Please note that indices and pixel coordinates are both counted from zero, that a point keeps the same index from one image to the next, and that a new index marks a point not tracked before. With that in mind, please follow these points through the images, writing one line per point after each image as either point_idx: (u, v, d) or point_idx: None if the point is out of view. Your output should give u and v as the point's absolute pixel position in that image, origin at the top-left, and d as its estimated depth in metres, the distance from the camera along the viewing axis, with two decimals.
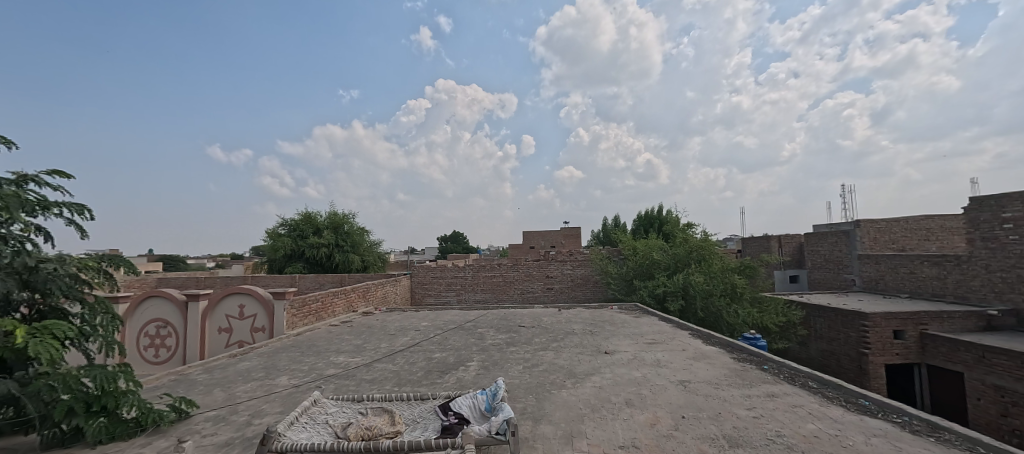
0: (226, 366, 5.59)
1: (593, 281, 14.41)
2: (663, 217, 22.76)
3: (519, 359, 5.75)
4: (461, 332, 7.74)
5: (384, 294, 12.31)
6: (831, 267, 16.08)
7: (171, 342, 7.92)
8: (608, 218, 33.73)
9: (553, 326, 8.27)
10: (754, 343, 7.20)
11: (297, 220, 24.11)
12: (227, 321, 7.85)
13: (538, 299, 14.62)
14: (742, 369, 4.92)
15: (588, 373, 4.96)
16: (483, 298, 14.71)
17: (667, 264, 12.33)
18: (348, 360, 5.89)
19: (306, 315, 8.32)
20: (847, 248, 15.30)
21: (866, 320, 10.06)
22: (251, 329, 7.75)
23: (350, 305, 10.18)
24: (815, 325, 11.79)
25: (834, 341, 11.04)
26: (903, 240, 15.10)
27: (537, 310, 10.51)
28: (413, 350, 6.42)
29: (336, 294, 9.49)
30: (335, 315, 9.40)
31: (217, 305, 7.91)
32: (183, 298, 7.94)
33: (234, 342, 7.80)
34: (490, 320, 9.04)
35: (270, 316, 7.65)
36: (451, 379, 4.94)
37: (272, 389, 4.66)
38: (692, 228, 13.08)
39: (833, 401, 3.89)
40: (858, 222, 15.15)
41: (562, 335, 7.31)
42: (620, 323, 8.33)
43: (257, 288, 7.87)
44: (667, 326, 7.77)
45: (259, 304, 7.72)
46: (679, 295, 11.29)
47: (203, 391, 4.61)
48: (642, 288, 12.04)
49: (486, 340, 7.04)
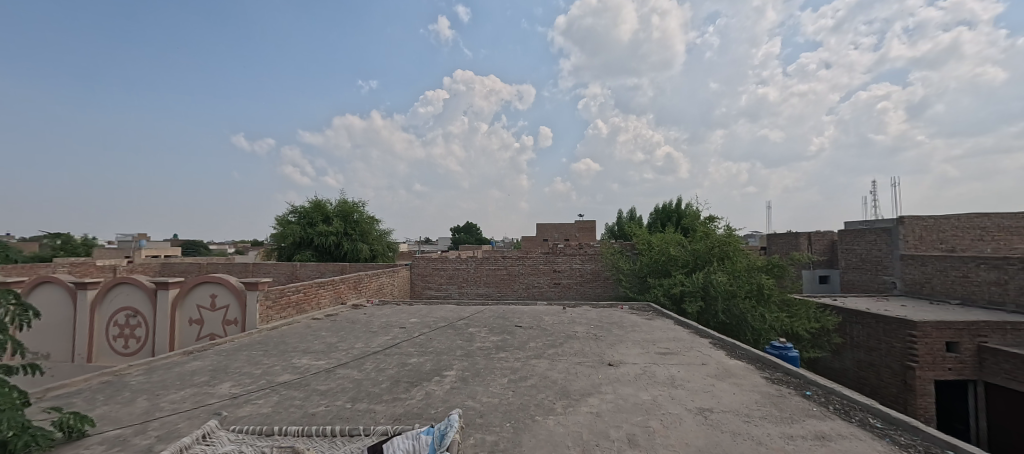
0: (172, 366, 4.94)
1: (603, 278, 13.44)
2: (682, 210, 21.48)
3: (505, 369, 4.89)
4: (449, 332, 6.92)
5: (379, 286, 11.61)
6: (867, 268, 14.63)
7: (141, 333, 7.37)
8: (625, 212, 32.62)
9: (554, 327, 7.37)
10: (784, 354, 6.23)
11: (307, 207, 23.77)
12: (199, 312, 7.24)
13: (544, 295, 13.72)
14: (779, 395, 3.96)
15: (585, 394, 4.06)
16: (486, 293, 13.90)
17: (686, 261, 11.20)
18: (310, 363, 5.12)
19: (284, 307, 7.62)
20: (888, 247, 13.83)
21: (913, 330, 8.84)
22: (223, 322, 7.11)
23: (338, 297, 9.49)
24: (851, 332, 10.57)
25: (873, 351, 9.84)
26: (953, 239, 13.54)
27: (539, 308, 9.65)
28: (388, 352, 5.60)
29: (321, 284, 8.79)
30: (320, 308, 8.71)
31: (189, 294, 7.31)
32: (151, 286, 7.34)
33: (205, 334, 7.19)
34: (486, 319, 8.19)
35: (242, 307, 7.00)
36: (418, 394, 4.08)
37: (204, 399, 3.92)
38: (714, 221, 11.88)
39: (908, 451, 2.91)
40: (901, 219, 13.65)
41: (562, 339, 6.40)
42: (630, 327, 7.37)
43: (229, 277, 7.20)
44: (683, 332, 6.78)
45: (231, 294, 7.06)
46: (698, 296, 10.21)
47: (125, 400, 3.93)
48: (657, 287, 10.98)
49: (475, 342, 6.20)
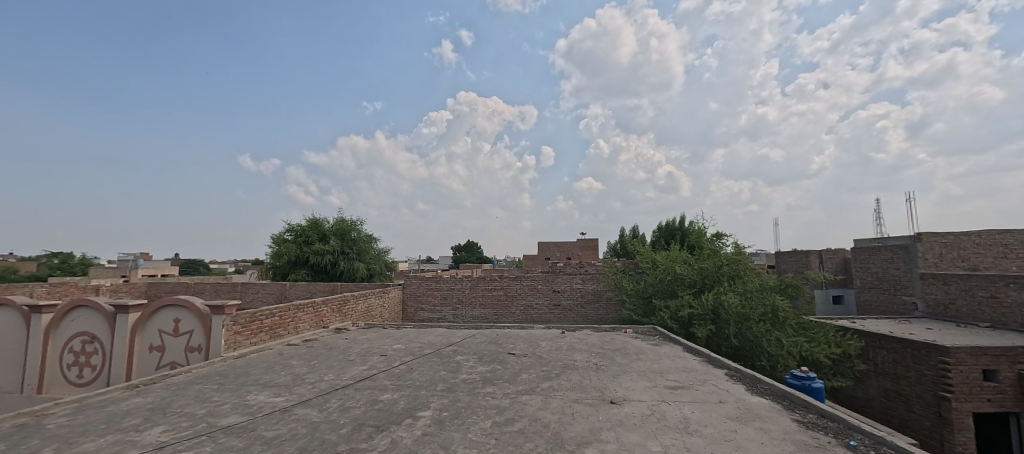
0: (105, 405, 4.28)
1: (606, 299, 12.72)
2: (686, 228, 20.90)
3: (490, 408, 4.20)
4: (434, 361, 6.24)
5: (367, 308, 10.93)
6: (884, 288, 13.84)
7: (97, 361, 6.74)
8: (628, 230, 32.10)
9: (551, 355, 6.67)
10: (808, 384, 5.58)
11: (303, 226, 23.29)
12: (160, 338, 6.59)
13: (543, 317, 12.99)
14: (818, 447, 3.26)
15: (581, 443, 3.36)
16: (482, 315, 13.17)
17: (694, 281, 10.50)
18: (267, 400, 4.45)
19: (255, 333, 6.96)
20: (906, 265, 13.09)
21: (945, 356, 8.06)
22: (186, 349, 6.46)
23: (320, 321, 8.83)
24: (876, 358, 9.77)
25: (901, 379, 9.03)
26: (974, 257, 12.83)
27: (536, 332, 8.95)
28: (359, 387, 4.92)
29: (300, 307, 8.14)
30: (298, 333, 8.04)
31: (150, 319, 6.67)
32: (110, 310, 6.72)
33: (166, 363, 6.53)
34: (477, 345, 7.51)
35: (207, 333, 6.35)
36: (381, 444, 3.40)
37: (124, 450, 3.26)
38: (722, 238, 11.27)
39: None
40: (919, 236, 12.97)
41: (558, 370, 5.69)
42: (635, 354, 6.67)
43: (195, 299, 6.58)
44: (694, 361, 6.07)
45: (196, 319, 6.42)
46: (708, 319, 9.47)
47: (27, 450, 3.26)
48: (663, 309, 10.23)
49: (461, 374, 5.52)
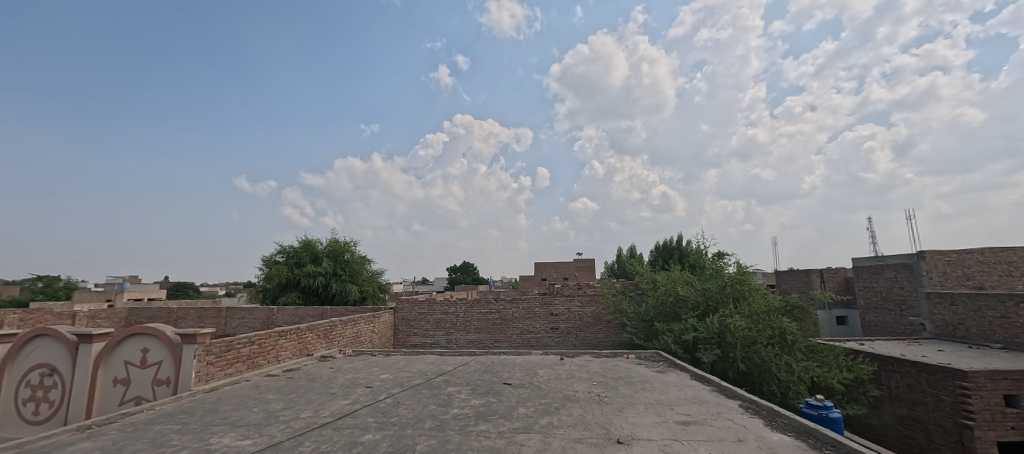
0: (48, 451, 3.79)
1: (606, 322, 12.27)
2: (684, 248, 20.67)
3: (482, 452, 3.73)
4: (424, 393, 5.76)
5: (356, 334, 10.41)
6: (889, 308, 13.51)
7: (55, 396, 6.21)
8: (624, 250, 31.89)
9: (550, 385, 6.21)
10: (825, 415, 5.21)
11: (295, 247, 22.79)
12: (126, 370, 6.08)
13: (540, 342, 12.47)
14: None
15: None
16: (477, 339, 12.64)
17: (697, 302, 10.14)
18: (232, 443, 3.97)
19: (231, 363, 6.45)
20: (910, 284, 12.82)
21: (964, 381, 7.65)
22: (153, 382, 5.94)
23: (304, 348, 8.32)
24: (889, 383, 9.34)
25: (918, 405, 8.57)
26: (979, 276, 12.61)
27: (533, 359, 8.48)
28: (338, 426, 4.44)
29: (282, 334, 7.65)
30: (280, 362, 7.52)
31: (116, 349, 6.16)
32: (73, 339, 6.23)
33: (130, 398, 6.01)
34: (471, 374, 7.03)
35: (176, 364, 5.85)
36: None
37: None
38: (723, 258, 10.99)
39: None
40: (922, 254, 12.75)
41: (558, 403, 5.23)
42: (640, 383, 6.21)
43: (166, 327, 6.10)
44: (705, 391, 5.63)
45: (166, 349, 5.94)
46: (714, 343, 9.06)
47: None
48: (666, 332, 9.81)
49: (452, 408, 5.05)
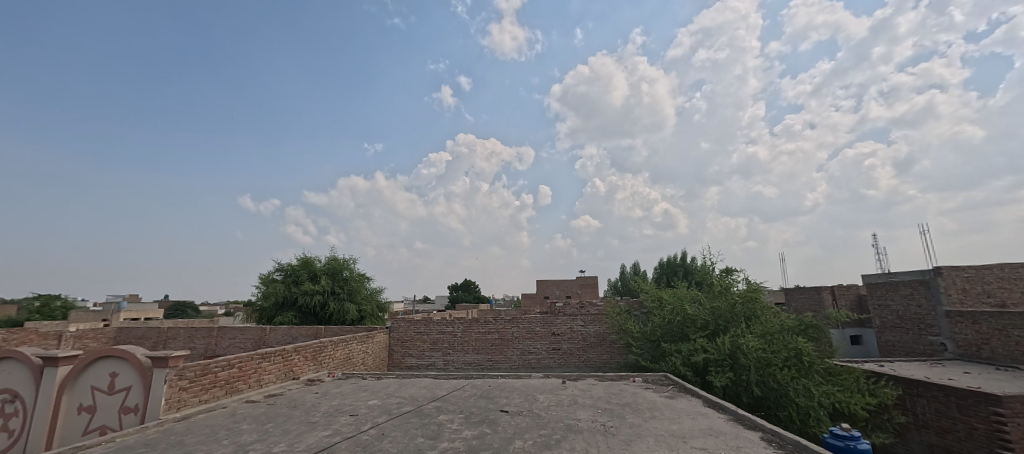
0: None
1: (609, 342, 11.73)
2: (688, 265, 20.21)
3: None
4: (413, 423, 5.27)
5: (348, 355, 9.91)
6: (907, 327, 12.90)
7: (17, 424, 5.78)
8: (628, 268, 31.40)
9: (550, 413, 5.71)
10: (851, 446, 4.80)
11: (294, 265, 22.42)
12: (92, 396, 5.63)
13: (541, 363, 11.91)
14: None
15: None
16: (475, 361, 12.09)
17: (706, 322, 9.65)
18: None
19: (206, 389, 5.98)
20: (928, 302, 12.26)
21: (998, 407, 7.07)
22: (120, 410, 5.48)
23: (289, 372, 7.84)
24: (914, 409, 8.74)
25: (948, 433, 7.95)
26: (1000, 293, 12.09)
27: (533, 382, 7.96)
28: None
29: (265, 356, 7.19)
30: (261, 387, 7.03)
31: (83, 373, 5.73)
32: (38, 362, 5.82)
33: (95, 427, 5.54)
34: (466, 400, 6.54)
35: (145, 390, 5.39)
36: None
37: None
38: (732, 275, 10.53)
39: None
40: (939, 270, 12.23)
41: (559, 434, 4.73)
42: (648, 411, 5.70)
43: (138, 350, 5.67)
44: (721, 421, 5.11)
45: (135, 373, 5.51)
46: (726, 366, 8.51)
47: None
48: (674, 354, 9.28)
49: (441, 441, 4.56)
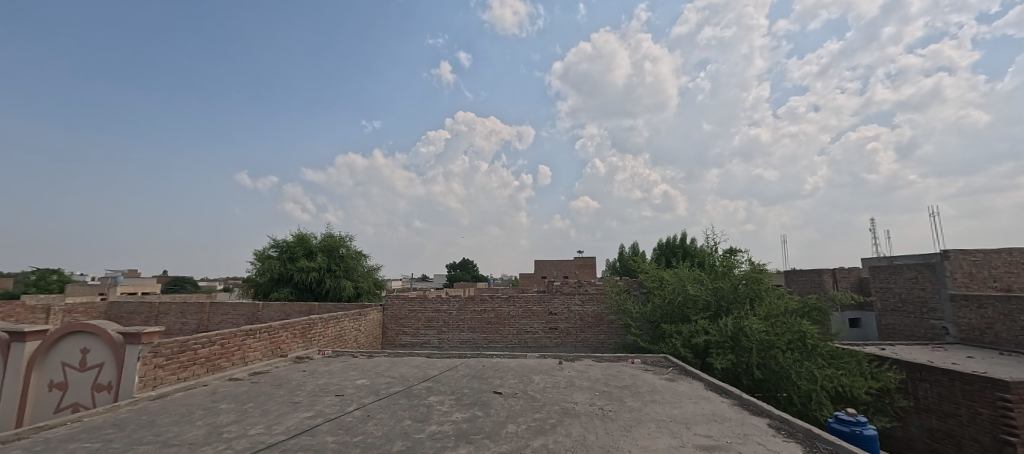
0: None
1: (607, 322, 11.53)
2: (689, 246, 19.90)
3: None
4: (401, 404, 5.00)
5: (339, 333, 9.67)
6: (909, 311, 12.71)
7: None
8: (628, 249, 31.18)
9: (546, 395, 5.45)
10: (855, 433, 4.51)
11: (289, 241, 22.04)
12: (63, 373, 5.35)
13: (537, 342, 11.73)
14: None
15: None
16: (471, 339, 11.90)
17: (708, 303, 9.38)
18: None
19: (185, 367, 5.69)
20: (932, 286, 12.02)
21: (1006, 393, 6.85)
22: (92, 387, 5.19)
23: (276, 349, 7.57)
24: (916, 392, 8.59)
25: (950, 417, 7.80)
26: (1006, 277, 11.86)
27: (529, 363, 7.73)
28: (286, 447, 3.66)
29: (250, 333, 6.90)
30: (246, 365, 6.77)
31: (52, 350, 5.44)
32: (5, 337, 5.54)
33: (67, 404, 5.28)
34: (458, 380, 6.29)
35: (118, 368, 5.09)
36: None
37: None
38: (735, 255, 10.22)
39: None
40: (947, 253, 11.93)
41: (555, 419, 4.46)
42: (648, 394, 5.43)
43: (108, 325, 5.34)
44: (725, 406, 4.83)
45: (107, 349, 5.19)
46: (727, 348, 8.28)
47: None
48: (674, 335, 9.04)
49: (428, 425, 4.27)
